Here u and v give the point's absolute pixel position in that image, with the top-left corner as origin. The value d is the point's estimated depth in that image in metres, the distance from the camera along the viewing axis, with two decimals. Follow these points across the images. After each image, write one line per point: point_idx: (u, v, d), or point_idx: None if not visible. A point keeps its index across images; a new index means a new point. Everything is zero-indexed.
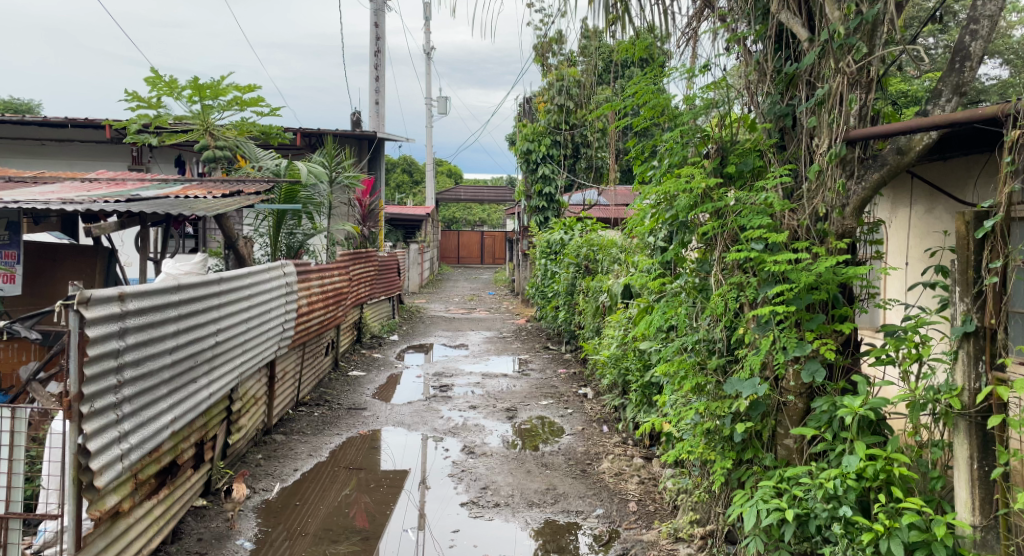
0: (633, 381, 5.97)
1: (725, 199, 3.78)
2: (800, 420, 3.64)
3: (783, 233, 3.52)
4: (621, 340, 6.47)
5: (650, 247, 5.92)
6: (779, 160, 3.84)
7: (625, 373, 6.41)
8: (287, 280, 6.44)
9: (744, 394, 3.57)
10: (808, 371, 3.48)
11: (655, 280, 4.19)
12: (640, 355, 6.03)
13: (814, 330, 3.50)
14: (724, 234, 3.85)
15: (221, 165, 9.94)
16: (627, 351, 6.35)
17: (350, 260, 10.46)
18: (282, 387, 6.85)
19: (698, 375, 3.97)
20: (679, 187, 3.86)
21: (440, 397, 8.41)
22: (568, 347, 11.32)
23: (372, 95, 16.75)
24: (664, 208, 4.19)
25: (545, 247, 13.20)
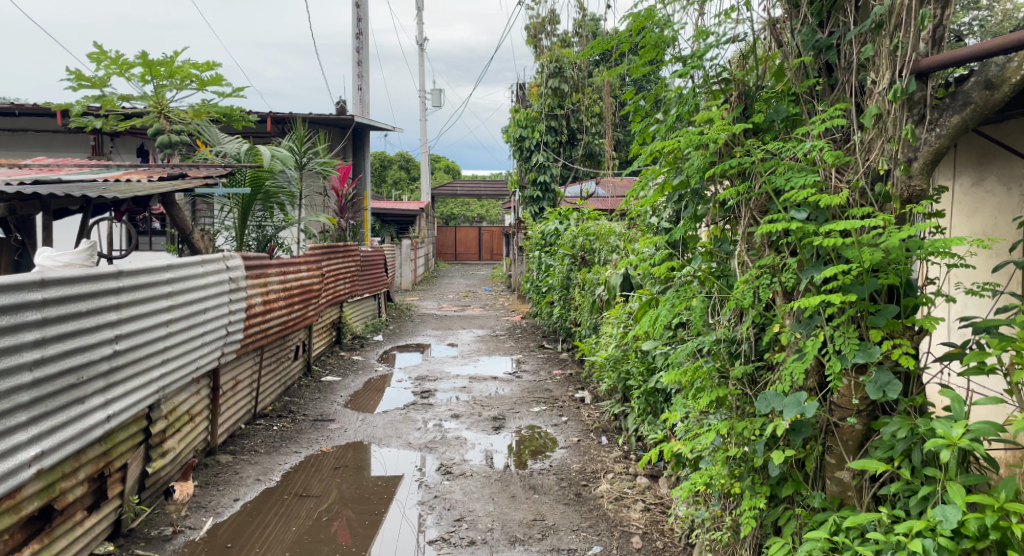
0: (636, 387, 5.09)
1: (751, 154, 2.92)
2: (857, 448, 2.78)
3: (837, 195, 2.64)
4: (621, 339, 5.58)
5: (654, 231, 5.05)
6: (820, 106, 2.95)
7: (625, 378, 5.53)
8: (231, 274, 5.57)
9: (785, 416, 2.67)
10: (878, 385, 2.63)
11: (662, 265, 3.32)
12: (642, 356, 5.15)
13: (882, 328, 2.63)
14: (750, 203, 3.03)
15: (179, 151, 9.25)
16: (628, 352, 5.46)
17: (323, 254, 9.58)
18: (231, 400, 5.99)
19: (718, 387, 3.10)
20: (691, 141, 3.01)
21: (420, 405, 7.52)
22: (564, 345, 10.43)
23: (355, 81, 15.87)
24: (672, 173, 3.34)
25: (539, 238, 12.28)
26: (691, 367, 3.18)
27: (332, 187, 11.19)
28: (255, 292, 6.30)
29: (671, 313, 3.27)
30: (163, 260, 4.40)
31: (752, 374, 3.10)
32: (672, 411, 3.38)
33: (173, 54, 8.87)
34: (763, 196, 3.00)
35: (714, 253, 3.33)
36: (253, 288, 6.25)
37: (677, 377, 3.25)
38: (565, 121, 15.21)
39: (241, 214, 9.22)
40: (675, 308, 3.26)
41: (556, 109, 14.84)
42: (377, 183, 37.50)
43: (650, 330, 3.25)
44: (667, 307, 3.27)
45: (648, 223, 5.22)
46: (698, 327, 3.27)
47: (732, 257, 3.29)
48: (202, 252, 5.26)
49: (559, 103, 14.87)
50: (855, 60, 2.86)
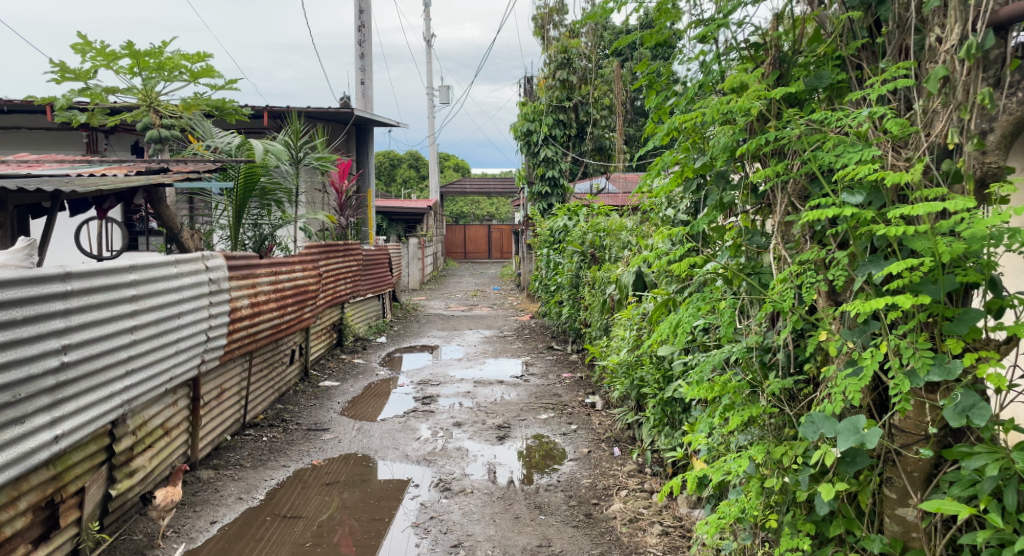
0: (651, 396, 4.64)
1: (791, 128, 2.53)
2: (925, 484, 2.49)
3: (905, 173, 2.25)
4: (634, 342, 5.14)
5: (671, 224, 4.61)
6: (880, 62, 2.55)
7: (638, 385, 5.08)
8: (211, 276, 5.15)
9: (841, 448, 2.31)
10: (960, 408, 2.30)
11: (683, 261, 2.90)
12: (658, 362, 4.70)
13: (963, 338, 2.29)
14: (791, 184, 2.63)
15: (170, 147, 8.89)
16: (642, 357, 5.01)
17: (320, 252, 9.12)
18: (216, 409, 5.60)
19: (751, 407, 2.67)
20: (717, 112, 2.63)
21: (421, 412, 7.10)
22: (574, 346, 9.99)
23: (358, 75, 15.45)
24: (692, 156, 3.01)
25: (548, 235, 11.84)
26: (716, 380, 2.76)
27: (332, 183, 10.80)
28: (242, 293, 5.91)
29: (692, 316, 2.84)
30: (128, 260, 3.99)
31: (791, 389, 2.71)
32: (695, 431, 2.96)
33: (161, 45, 8.47)
34: (803, 179, 2.62)
35: (745, 245, 2.91)
36: (240, 289, 5.85)
37: (700, 391, 2.82)
38: (574, 114, 14.76)
39: (235, 212, 8.85)
40: (696, 310, 2.84)
41: (565, 101, 14.40)
42: (385, 182, 37.19)
43: (668, 336, 2.83)
44: (687, 309, 2.85)
45: (664, 215, 4.77)
46: (726, 333, 2.85)
47: (765, 252, 2.86)
48: (180, 252, 4.85)
49: (568, 95, 14.43)
50: (911, 20, 2.50)
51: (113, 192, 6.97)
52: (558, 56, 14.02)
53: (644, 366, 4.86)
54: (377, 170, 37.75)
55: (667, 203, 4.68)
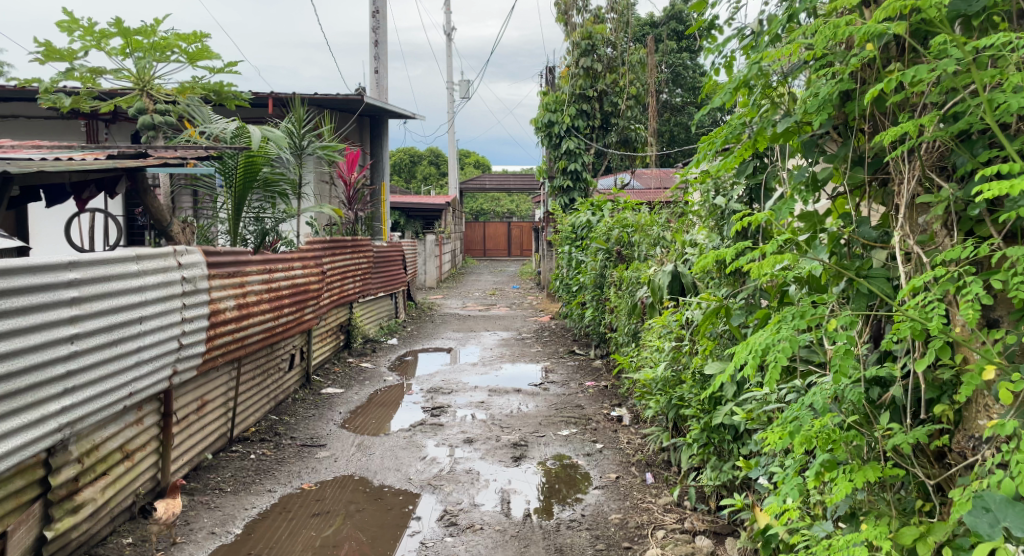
0: (695, 419, 3.92)
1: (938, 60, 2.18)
2: None
3: None
4: (675, 357, 4.41)
5: (723, 217, 3.90)
6: None
7: (675, 406, 4.35)
8: (184, 275, 4.50)
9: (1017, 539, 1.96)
10: None
11: (766, 262, 2.44)
12: (703, 379, 3.99)
13: None
14: (929, 147, 2.35)
15: (166, 134, 8.30)
16: (683, 372, 4.27)
17: (324, 249, 8.41)
18: (197, 423, 4.98)
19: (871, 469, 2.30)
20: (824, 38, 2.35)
21: (430, 425, 6.41)
22: (598, 351, 9.27)
23: (371, 63, 14.81)
24: (771, 121, 2.79)
25: (569, 231, 11.12)
26: (815, 426, 2.34)
27: (339, 175, 10.16)
28: (227, 294, 5.27)
29: (770, 344, 2.33)
30: (66, 256, 3.37)
31: (920, 443, 2.39)
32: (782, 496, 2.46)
33: (154, 24, 7.90)
34: (941, 143, 2.33)
35: (847, 237, 2.62)
36: (225, 290, 5.22)
37: (792, 442, 2.38)
38: (598, 104, 14.09)
39: (235, 205, 8.24)
40: (775, 338, 2.32)
41: (588, 90, 13.77)
42: (404, 178, 36.65)
43: (739, 374, 2.32)
44: (764, 334, 2.34)
45: (712, 205, 4.05)
46: (838, 367, 2.29)
47: (877, 245, 2.57)
48: (145, 248, 4.21)
49: (591, 84, 13.83)
50: None
51: (93, 178, 6.36)
52: (582, 42, 13.51)
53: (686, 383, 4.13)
54: (397, 166, 37.11)
55: (719, 190, 3.95)
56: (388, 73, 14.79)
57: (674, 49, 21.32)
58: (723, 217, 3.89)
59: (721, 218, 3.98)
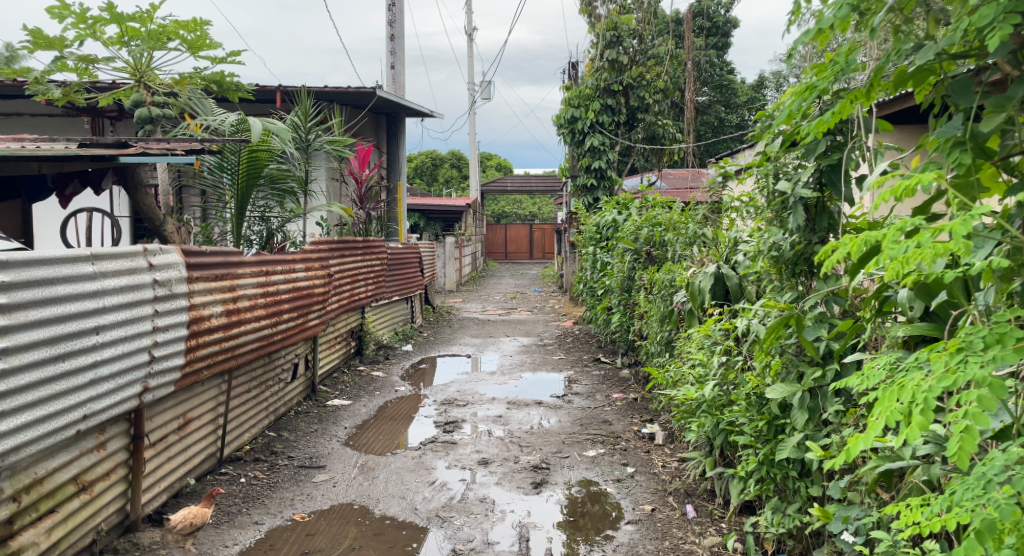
0: (753, 452, 3.29)
1: None
2: None
3: None
4: (724, 376, 3.78)
5: (785, 208, 3.27)
6: None
7: (722, 432, 3.73)
8: (156, 278, 3.93)
9: None
10: None
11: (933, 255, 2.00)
12: (759, 402, 3.37)
13: None
14: None
15: (164, 128, 7.76)
16: (733, 392, 3.65)
17: (330, 250, 7.84)
18: (177, 445, 4.42)
19: None
20: None
21: (441, 443, 5.82)
22: (625, 360, 8.63)
23: (388, 59, 14.27)
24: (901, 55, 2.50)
25: (594, 231, 10.51)
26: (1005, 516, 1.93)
27: (350, 171, 9.61)
28: (213, 299, 4.71)
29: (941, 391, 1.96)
30: None
31: None
32: None
33: (151, 10, 7.36)
34: None
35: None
36: (211, 295, 4.67)
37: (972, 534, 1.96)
38: (624, 98, 13.56)
39: (238, 204, 7.70)
40: (949, 383, 1.95)
41: (613, 83, 13.32)
42: (424, 181, 36.23)
43: (902, 434, 1.93)
44: (934, 379, 1.97)
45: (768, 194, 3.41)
46: None
47: None
48: (110, 246, 3.66)
49: (616, 78, 13.36)
50: None
51: (76, 171, 5.83)
52: (608, 33, 13.16)
53: (738, 405, 3.50)
54: (419, 169, 36.66)
55: (782, 176, 3.31)
56: (404, 69, 14.24)
57: (701, 47, 20.74)
58: (786, 209, 3.25)
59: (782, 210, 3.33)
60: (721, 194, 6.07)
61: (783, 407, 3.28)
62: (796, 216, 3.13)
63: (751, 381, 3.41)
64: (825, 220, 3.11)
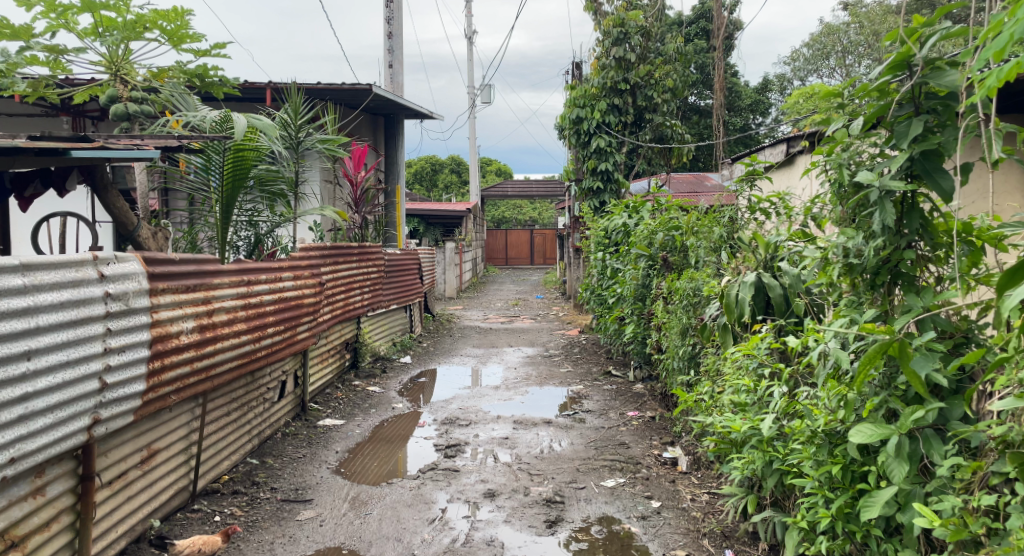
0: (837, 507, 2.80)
1: None
2: None
3: None
4: (781, 408, 3.23)
5: (867, 206, 3.00)
6: None
7: (781, 473, 3.17)
8: (109, 292, 3.37)
9: None
10: None
11: None
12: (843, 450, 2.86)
13: None
14: None
15: (142, 124, 7.17)
16: (795, 427, 3.10)
17: (322, 257, 7.26)
18: (139, 481, 3.85)
19: None
20: None
21: (442, 470, 5.25)
22: (639, 373, 8.06)
23: (385, 58, 13.72)
24: None
25: (601, 236, 9.92)
26: None
27: (344, 173, 9.06)
28: (183, 314, 4.14)
29: None
30: None
31: None
32: None
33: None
34: None
35: None
36: (181, 309, 4.11)
37: None
38: (631, 98, 13.05)
39: (223, 209, 7.09)
40: None
41: (620, 82, 12.80)
42: (423, 186, 35.70)
43: None
44: None
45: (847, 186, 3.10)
46: None
47: None
48: (48, 255, 3.11)
49: (624, 76, 12.85)
50: None
51: (36, 170, 5.39)
52: (614, 29, 12.71)
53: (805, 443, 3.05)
54: (418, 174, 36.03)
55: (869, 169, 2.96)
56: (403, 67, 13.69)
57: (705, 49, 20.14)
58: (874, 214, 2.94)
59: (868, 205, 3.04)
60: (750, 194, 5.52)
61: (864, 450, 2.90)
62: (883, 213, 2.83)
63: (822, 416, 2.97)
64: (916, 220, 2.84)
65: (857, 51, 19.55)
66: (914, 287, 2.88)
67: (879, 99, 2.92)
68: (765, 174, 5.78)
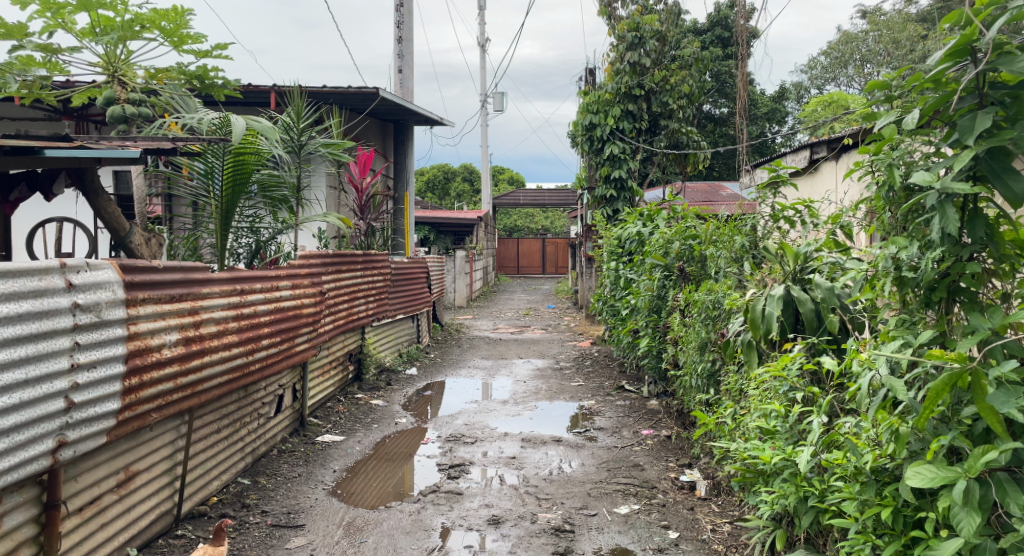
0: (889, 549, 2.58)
1: None
2: None
3: None
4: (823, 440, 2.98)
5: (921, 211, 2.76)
6: None
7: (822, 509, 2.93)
8: (78, 301, 3.11)
9: None
10: None
11: None
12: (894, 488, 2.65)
13: None
14: None
15: (140, 127, 6.90)
16: (841, 459, 2.87)
17: (324, 265, 6.97)
18: (115, 507, 3.56)
19: None
20: None
21: (444, 493, 4.93)
22: (654, 388, 7.73)
23: (395, 63, 13.48)
24: None
25: (614, 245, 9.61)
26: None
27: (350, 179, 8.80)
28: (167, 325, 3.85)
29: None
30: None
31: None
32: None
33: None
34: None
35: None
36: (164, 320, 3.82)
37: None
38: (645, 104, 12.75)
39: (222, 215, 6.81)
40: None
41: (635, 88, 12.51)
42: (435, 195, 35.55)
43: None
44: None
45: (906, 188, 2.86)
46: None
47: None
48: (9, 262, 2.86)
49: (638, 82, 12.57)
50: None
51: (22, 172, 5.19)
52: (629, 34, 12.42)
53: (847, 484, 2.80)
54: (430, 182, 35.85)
55: (925, 170, 2.71)
56: (413, 73, 13.45)
57: (721, 57, 19.81)
58: (931, 221, 2.69)
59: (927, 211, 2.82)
60: (773, 202, 5.20)
61: (919, 492, 2.65)
62: (944, 219, 2.56)
63: (869, 452, 2.73)
64: (981, 228, 2.57)
65: (874, 59, 19.15)
66: (976, 305, 2.63)
67: (935, 91, 2.69)
68: (789, 180, 5.47)
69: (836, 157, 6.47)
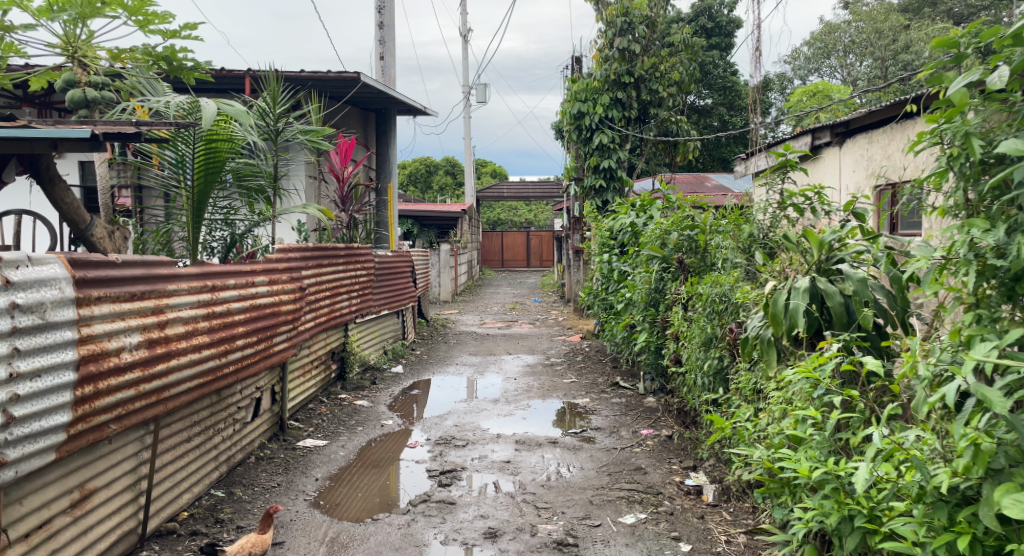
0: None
1: None
2: None
3: None
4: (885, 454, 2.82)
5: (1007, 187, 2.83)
6: None
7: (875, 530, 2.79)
8: (14, 301, 2.74)
9: None
10: None
11: None
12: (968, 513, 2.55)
13: None
14: None
15: (103, 112, 6.44)
16: (906, 477, 2.75)
17: (303, 259, 6.56)
18: (69, 531, 3.20)
19: None
20: None
21: (435, 502, 4.57)
22: (651, 385, 7.40)
23: (376, 49, 13.05)
24: None
25: (606, 237, 9.25)
26: None
27: (331, 168, 8.40)
28: (127, 327, 3.45)
29: None
30: None
31: None
32: None
33: None
34: None
35: None
36: (124, 321, 3.43)
37: None
38: (635, 92, 12.41)
39: (194, 206, 6.39)
40: None
41: (624, 76, 12.17)
42: (417, 188, 35.07)
43: None
44: None
45: (985, 159, 2.91)
46: None
47: None
48: None
49: (628, 69, 12.24)
50: None
51: None
52: (618, 19, 12.06)
53: (910, 508, 2.69)
54: (412, 176, 35.36)
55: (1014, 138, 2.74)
56: (394, 60, 13.03)
57: (706, 48, 19.50)
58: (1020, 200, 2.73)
59: (1005, 187, 2.89)
60: (784, 186, 4.88)
61: (1003, 520, 2.51)
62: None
63: (943, 471, 2.59)
64: None
65: (859, 50, 18.90)
66: None
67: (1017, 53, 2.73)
68: (799, 165, 5.15)
69: (841, 142, 6.15)
